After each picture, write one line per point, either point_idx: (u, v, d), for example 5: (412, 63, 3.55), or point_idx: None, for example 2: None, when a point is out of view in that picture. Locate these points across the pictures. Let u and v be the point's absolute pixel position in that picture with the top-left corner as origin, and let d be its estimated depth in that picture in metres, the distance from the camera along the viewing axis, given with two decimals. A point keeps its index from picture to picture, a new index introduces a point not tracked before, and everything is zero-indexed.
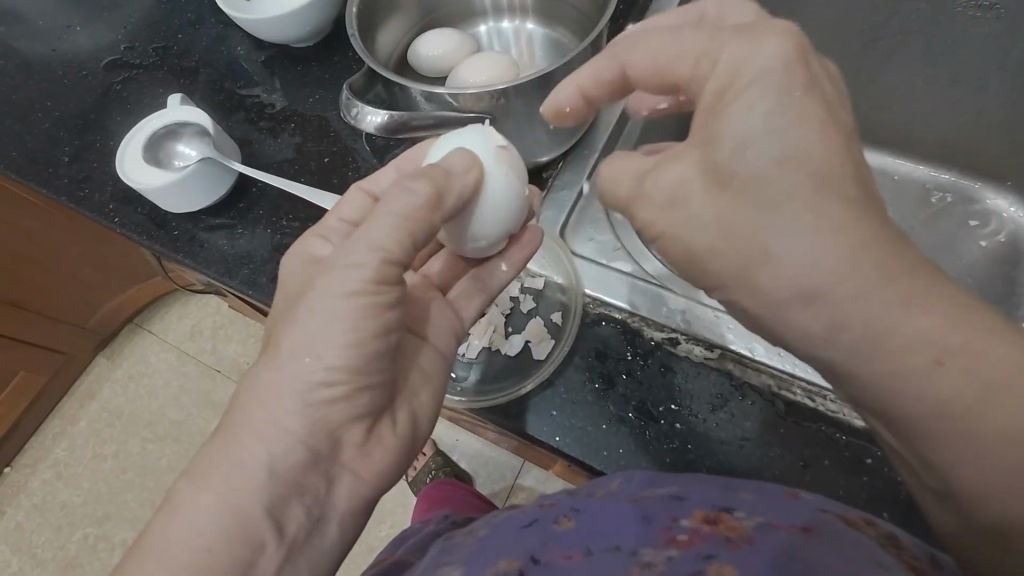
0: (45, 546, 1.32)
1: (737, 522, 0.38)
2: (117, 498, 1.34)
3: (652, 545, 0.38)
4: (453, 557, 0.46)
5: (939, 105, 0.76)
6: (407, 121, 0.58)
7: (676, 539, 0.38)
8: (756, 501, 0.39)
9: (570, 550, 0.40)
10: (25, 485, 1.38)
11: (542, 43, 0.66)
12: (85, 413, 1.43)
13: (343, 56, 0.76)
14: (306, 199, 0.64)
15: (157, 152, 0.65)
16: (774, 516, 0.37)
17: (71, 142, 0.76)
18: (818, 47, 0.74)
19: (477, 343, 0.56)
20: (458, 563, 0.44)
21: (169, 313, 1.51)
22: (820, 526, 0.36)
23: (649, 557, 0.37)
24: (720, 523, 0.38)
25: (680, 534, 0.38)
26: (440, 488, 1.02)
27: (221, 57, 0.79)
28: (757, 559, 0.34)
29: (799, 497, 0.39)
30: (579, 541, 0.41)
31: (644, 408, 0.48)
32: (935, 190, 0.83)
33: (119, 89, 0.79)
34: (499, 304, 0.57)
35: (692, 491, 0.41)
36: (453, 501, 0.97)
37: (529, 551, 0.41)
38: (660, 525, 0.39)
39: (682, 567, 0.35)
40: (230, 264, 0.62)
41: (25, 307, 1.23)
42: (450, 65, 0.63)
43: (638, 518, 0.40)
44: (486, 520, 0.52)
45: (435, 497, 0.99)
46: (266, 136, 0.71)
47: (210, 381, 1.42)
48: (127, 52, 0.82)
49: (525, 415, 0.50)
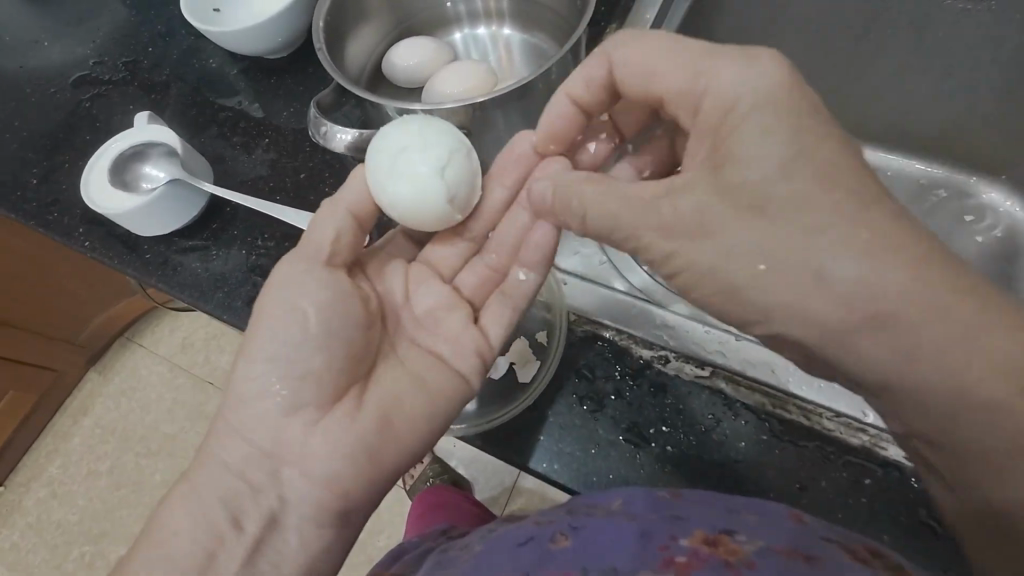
0: (42, 565, 1.30)
1: (738, 546, 0.36)
2: (113, 514, 1.32)
3: (650, 566, 0.36)
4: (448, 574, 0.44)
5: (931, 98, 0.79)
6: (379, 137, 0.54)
7: (674, 561, 0.36)
8: (763, 527, 0.38)
9: (565, 570, 0.39)
10: (19, 504, 1.36)
11: (520, 49, 0.64)
12: (78, 430, 1.41)
13: (318, 68, 0.73)
14: (283, 220, 0.62)
15: (124, 175, 0.62)
16: (776, 541, 0.36)
17: (40, 163, 0.73)
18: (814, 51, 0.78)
19: None
20: None
21: (161, 325, 1.49)
22: (824, 551, 0.34)
23: None
24: (720, 546, 0.36)
25: (679, 556, 0.37)
26: (440, 494, 1.00)
27: (193, 70, 0.77)
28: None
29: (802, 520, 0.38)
30: (574, 560, 0.39)
31: (634, 431, 0.46)
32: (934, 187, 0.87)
33: (89, 107, 0.76)
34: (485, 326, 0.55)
35: (694, 512, 0.39)
36: (452, 508, 0.95)
37: (522, 570, 0.40)
38: (659, 543, 0.38)
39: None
40: (205, 288, 0.60)
41: (12, 325, 1.21)
42: (427, 74, 0.61)
43: (638, 535, 0.39)
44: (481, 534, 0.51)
45: (435, 503, 0.98)
46: (239, 152, 0.68)
47: (204, 394, 1.40)
48: (97, 67, 0.79)
49: (514, 442, 0.48)
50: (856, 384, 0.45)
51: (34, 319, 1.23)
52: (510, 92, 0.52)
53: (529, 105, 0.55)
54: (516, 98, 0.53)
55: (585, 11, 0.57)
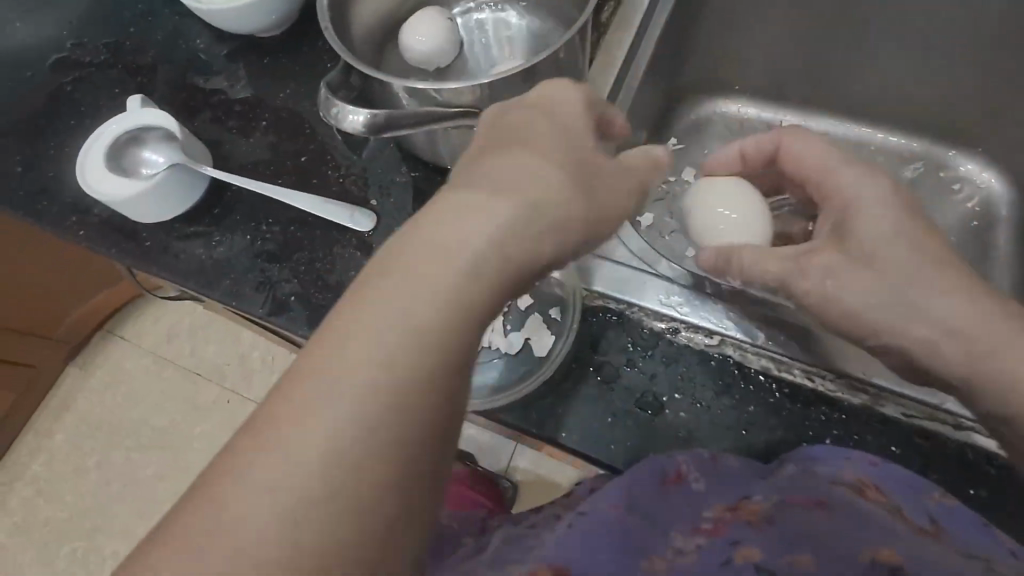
0: (60, 535, 1.44)
1: (755, 505, 0.44)
2: (138, 485, 1.47)
3: (682, 529, 0.46)
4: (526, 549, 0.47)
5: (920, 76, 0.82)
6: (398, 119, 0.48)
7: (702, 528, 0.46)
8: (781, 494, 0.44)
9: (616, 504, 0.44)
10: (28, 473, 1.51)
11: (522, 34, 0.63)
12: (72, 411, 1.55)
13: (313, 47, 0.72)
14: (283, 201, 0.61)
15: (121, 161, 0.60)
16: (790, 493, 0.43)
17: (23, 151, 0.70)
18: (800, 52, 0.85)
19: None
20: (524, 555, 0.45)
21: (143, 318, 1.61)
22: (832, 499, 0.43)
23: (681, 543, 0.45)
24: (742, 508, 0.45)
25: (707, 523, 0.46)
26: None
27: (180, 52, 0.74)
28: (773, 541, 0.43)
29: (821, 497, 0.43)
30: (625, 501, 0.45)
31: (647, 399, 0.48)
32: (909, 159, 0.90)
33: (71, 91, 0.73)
34: None
35: (714, 486, 0.45)
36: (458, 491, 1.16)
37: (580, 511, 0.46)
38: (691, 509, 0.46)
39: (711, 555, 0.43)
40: (211, 274, 0.60)
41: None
42: (443, 55, 0.61)
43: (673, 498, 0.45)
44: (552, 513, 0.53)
45: None
46: (237, 136, 0.67)
47: (195, 383, 1.54)
48: (76, 49, 0.76)
49: (529, 414, 0.49)
50: (851, 349, 0.49)
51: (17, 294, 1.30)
52: (519, 69, 0.49)
53: None
54: (527, 78, 0.50)
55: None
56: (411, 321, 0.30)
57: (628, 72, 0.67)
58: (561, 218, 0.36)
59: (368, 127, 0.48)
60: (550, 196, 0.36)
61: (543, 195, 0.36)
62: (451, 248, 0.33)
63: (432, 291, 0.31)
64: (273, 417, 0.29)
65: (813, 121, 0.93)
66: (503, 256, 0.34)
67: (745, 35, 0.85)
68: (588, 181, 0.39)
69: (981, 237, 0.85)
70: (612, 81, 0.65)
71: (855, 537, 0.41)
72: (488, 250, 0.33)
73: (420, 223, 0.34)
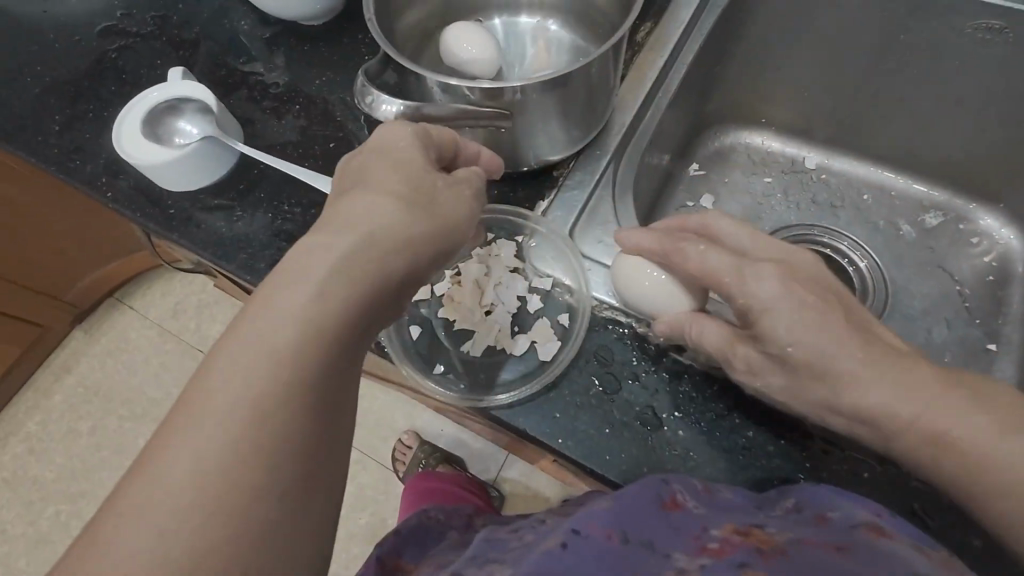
0: (46, 496, 1.45)
1: (769, 536, 0.38)
2: (127, 455, 1.47)
3: (683, 551, 0.39)
4: (499, 557, 0.46)
5: (946, 126, 0.82)
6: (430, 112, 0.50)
7: (707, 548, 0.38)
8: (785, 519, 0.40)
9: (608, 529, 0.40)
10: (21, 431, 1.52)
11: (558, 45, 0.65)
12: (72, 374, 1.56)
13: (352, 39, 0.74)
14: (308, 184, 0.62)
15: (157, 128, 0.62)
16: (805, 534, 0.38)
17: (63, 110, 0.72)
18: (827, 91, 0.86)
19: (481, 341, 0.55)
20: (504, 563, 0.44)
21: (151, 290, 1.63)
22: (851, 541, 0.36)
23: (682, 563, 0.37)
24: (752, 536, 0.38)
25: (711, 543, 0.39)
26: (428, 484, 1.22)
27: (224, 31, 0.76)
28: (789, 567, 0.34)
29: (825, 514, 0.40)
30: (616, 520, 0.40)
31: (647, 415, 0.49)
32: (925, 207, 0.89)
33: (115, 58, 0.75)
34: (506, 304, 0.56)
35: (714, 511, 0.42)
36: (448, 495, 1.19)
37: (568, 529, 0.41)
38: (691, 533, 0.40)
39: (717, 573, 0.35)
40: (228, 247, 0.60)
41: (10, 252, 1.28)
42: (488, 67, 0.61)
43: (671, 525, 0.41)
44: (534, 520, 0.52)
45: (423, 489, 1.21)
46: (269, 116, 0.69)
47: (195, 360, 1.55)
48: (125, 19, 0.78)
49: (528, 416, 0.49)
50: None
51: (34, 251, 1.32)
52: (552, 77, 0.50)
53: (581, 104, 0.55)
54: (558, 86, 0.51)
55: (622, 11, 0.58)
56: (300, 341, 0.36)
57: (659, 93, 0.68)
58: (411, 246, 0.42)
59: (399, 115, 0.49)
60: (393, 229, 0.41)
61: (377, 225, 0.41)
62: (323, 281, 0.38)
63: (325, 312, 0.37)
64: (177, 426, 0.33)
65: (835, 159, 0.92)
66: (371, 277, 0.40)
67: (774, 70, 0.86)
68: (424, 210, 0.43)
69: (996, 292, 0.82)
70: (640, 100, 0.66)
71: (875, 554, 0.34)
72: (359, 274, 0.39)
73: (277, 268, 0.38)
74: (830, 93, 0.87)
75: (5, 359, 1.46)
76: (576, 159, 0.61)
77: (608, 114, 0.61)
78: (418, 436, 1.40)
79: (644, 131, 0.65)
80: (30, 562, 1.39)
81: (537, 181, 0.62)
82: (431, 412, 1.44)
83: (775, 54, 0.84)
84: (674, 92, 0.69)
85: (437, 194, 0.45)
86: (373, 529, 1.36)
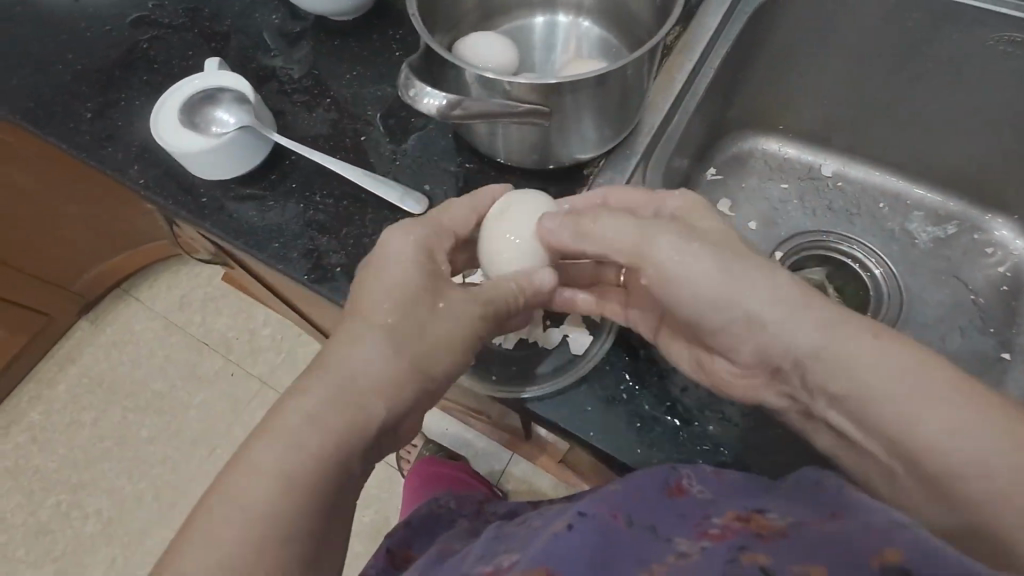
0: (47, 486, 1.44)
1: (770, 521, 0.37)
2: (131, 446, 1.47)
3: (685, 536, 0.39)
4: (511, 546, 0.45)
5: (963, 137, 0.84)
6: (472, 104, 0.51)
7: (709, 534, 0.38)
8: (790, 500, 0.39)
9: (614, 511, 0.41)
10: (24, 421, 1.51)
11: (588, 47, 0.66)
12: (78, 364, 1.56)
13: (383, 35, 0.75)
14: (343, 176, 0.63)
15: (193, 116, 0.64)
16: (806, 517, 0.37)
17: (94, 98, 0.72)
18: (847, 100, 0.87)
19: (513, 334, 0.56)
20: (515, 548, 0.44)
21: (158, 283, 1.63)
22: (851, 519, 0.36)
23: (684, 548, 0.37)
24: (753, 522, 0.38)
25: (713, 529, 0.38)
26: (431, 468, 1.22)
27: (255, 24, 0.77)
28: (787, 549, 0.33)
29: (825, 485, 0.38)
30: (622, 506, 0.42)
31: (677, 409, 0.50)
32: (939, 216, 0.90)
33: (146, 48, 0.76)
34: None
35: (721, 495, 0.42)
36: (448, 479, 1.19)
37: (575, 515, 0.42)
38: (695, 521, 0.40)
39: (714, 555, 0.35)
40: (261, 236, 0.61)
41: (22, 241, 1.28)
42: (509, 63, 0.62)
43: (677, 514, 0.41)
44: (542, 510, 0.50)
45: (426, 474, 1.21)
46: (300, 109, 0.70)
47: (201, 353, 1.55)
48: (156, 10, 0.79)
49: (561, 409, 0.50)
50: None
51: (46, 241, 1.32)
52: (591, 76, 0.51)
53: (615, 105, 0.56)
54: (596, 86, 0.52)
55: (655, 15, 0.59)
56: (276, 494, 0.38)
57: (684, 98, 0.69)
58: (391, 386, 0.44)
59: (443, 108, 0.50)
60: (408, 303, 0.47)
61: (357, 373, 0.43)
62: (353, 351, 0.44)
63: (352, 376, 0.43)
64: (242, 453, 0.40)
65: (852, 167, 0.93)
66: (348, 423, 0.42)
67: (795, 78, 0.87)
68: (405, 343, 0.45)
69: (1009, 301, 0.83)
70: (667, 104, 0.67)
71: (873, 519, 0.33)
72: (335, 421, 0.41)
73: (264, 419, 0.41)
74: (849, 103, 0.88)
75: (12, 347, 1.46)
76: (605, 158, 0.63)
77: (637, 116, 0.62)
78: (423, 433, 1.40)
79: (670, 134, 0.67)
80: (30, 551, 1.39)
81: (567, 180, 0.64)
82: (436, 410, 1.44)
83: (796, 63, 0.85)
84: (700, 97, 0.70)
85: (426, 325, 0.46)
86: (376, 526, 1.36)
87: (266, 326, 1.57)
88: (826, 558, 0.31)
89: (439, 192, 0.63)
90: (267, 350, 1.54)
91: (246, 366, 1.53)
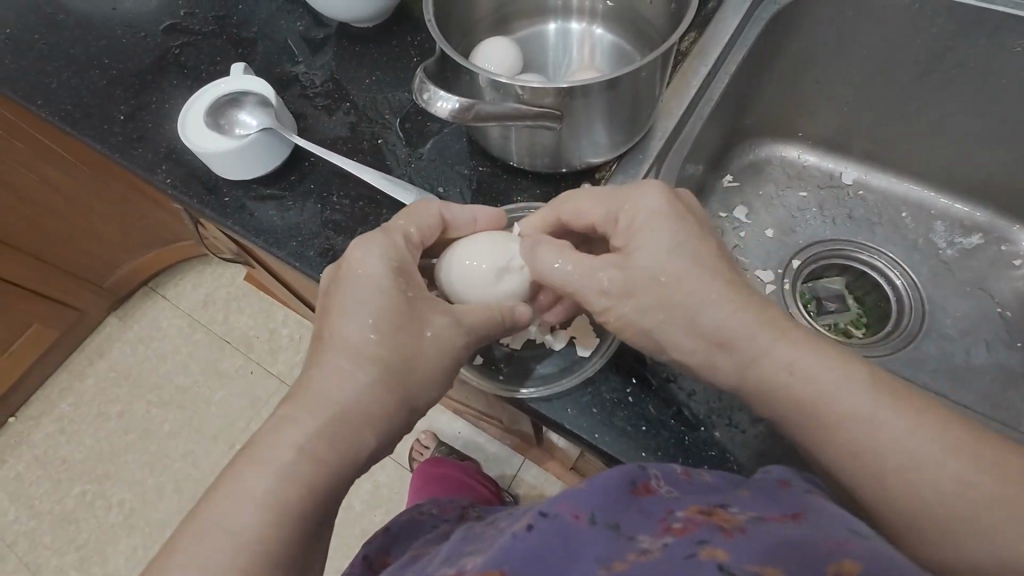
0: (72, 476, 1.49)
1: (731, 515, 0.35)
2: (153, 439, 1.51)
3: (648, 533, 0.36)
4: (478, 546, 0.41)
5: (989, 146, 0.82)
6: (486, 110, 0.52)
7: (671, 528, 0.35)
8: (755, 495, 0.37)
9: (579, 509, 0.37)
10: (54, 413, 1.57)
11: (602, 54, 0.67)
12: (105, 358, 1.61)
13: (402, 41, 0.77)
14: (360, 178, 0.65)
15: (218, 118, 0.66)
16: (766, 511, 0.35)
17: (127, 101, 0.76)
18: (868, 106, 0.86)
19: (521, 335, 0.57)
20: (481, 549, 0.40)
21: (183, 281, 1.68)
22: (806, 512, 0.35)
23: (646, 544, 0.34)
24: (715, 515, 0.35)
25: (675, 523, 0.36)
26: (439, 466, 1.23)
27: (280, 31, 0.80)
28: (749, 545, 0.31)
29: (791, 486, 0.38)
30: (587, 500, 0.38)
31: (685, 416, 0.50)
32: (964, 226, 0.88)
33: (177, 54, 0.79)
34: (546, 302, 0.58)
35: (691, 494, 0.39)
36: (453, 480, 1.20)
37: (536, 508, 0.38)
38: (658, 517, 0.37)
39: (675, 551, 0.32)
40: (279, 235, 0.63)
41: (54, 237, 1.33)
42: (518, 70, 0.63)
43: (640, 510, 0.38)
44: (510, 511, 0.48)
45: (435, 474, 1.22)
46: (321, 113, 0.72)
47: (221, 350, 1.59)
48: (187, 18, 0.82)
49: (567, 410, 0.50)
50: None
51: (77, 237, 1.37)
52: (601, 81, 0.51)
53: (626, 110, 0.57)
54: (606, 91, 0.53)
55: (669, 23, 0.60)
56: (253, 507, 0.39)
57: (699, 105, 0.69)
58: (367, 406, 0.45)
59: (460, 113, 0.51)
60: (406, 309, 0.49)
61: (340, 386, 0.45)
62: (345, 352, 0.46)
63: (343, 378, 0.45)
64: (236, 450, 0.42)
65: (871, 175, 0.92)
66: (319, 433, 0.43)
67: (813, 84, 0.86)
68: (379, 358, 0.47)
69: None
70: (680, 109, 0.67)
71: (833, 526, 0.32)
72: (316, 440, 0.42)
73: None
74: (870, 110, 0.87)
75: (45, 340, 1.51)
76: (618, 162, 0.64)
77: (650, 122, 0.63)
78: (435, 435, 1.41)
79: (684, 140, 0.68)
80: (55, 539, 1.43)
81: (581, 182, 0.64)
82: (448, 412, 1.45)
83: (816, 69, 0.84)
84: (714, 103, 0.70)
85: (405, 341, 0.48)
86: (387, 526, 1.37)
87: (286, 326, 1.60)
88: (784, 559, 0.30)
89: (453, 194, 0.64)
90: (285, 349, 1.57)
91: (266, 364, 1.57)
